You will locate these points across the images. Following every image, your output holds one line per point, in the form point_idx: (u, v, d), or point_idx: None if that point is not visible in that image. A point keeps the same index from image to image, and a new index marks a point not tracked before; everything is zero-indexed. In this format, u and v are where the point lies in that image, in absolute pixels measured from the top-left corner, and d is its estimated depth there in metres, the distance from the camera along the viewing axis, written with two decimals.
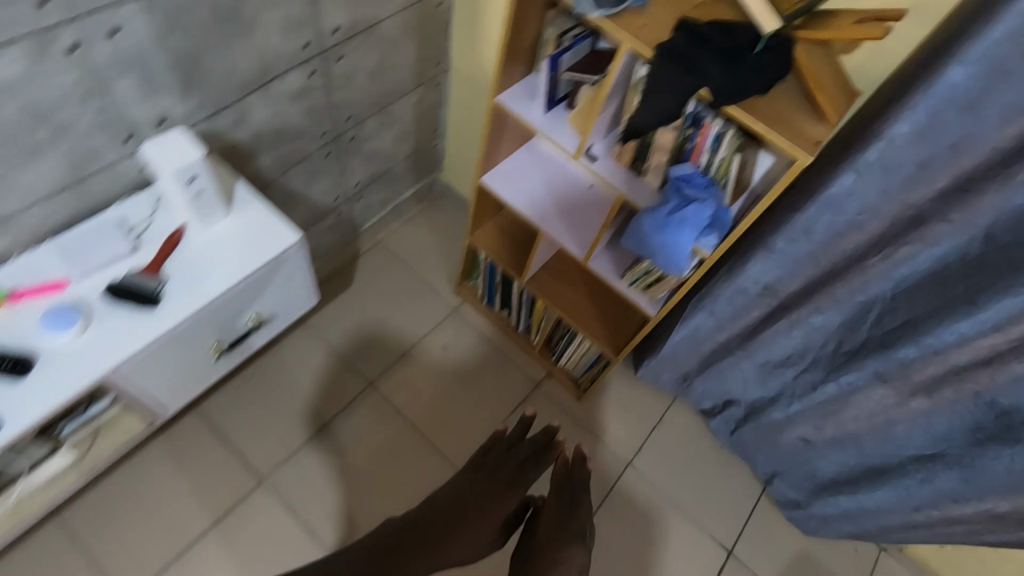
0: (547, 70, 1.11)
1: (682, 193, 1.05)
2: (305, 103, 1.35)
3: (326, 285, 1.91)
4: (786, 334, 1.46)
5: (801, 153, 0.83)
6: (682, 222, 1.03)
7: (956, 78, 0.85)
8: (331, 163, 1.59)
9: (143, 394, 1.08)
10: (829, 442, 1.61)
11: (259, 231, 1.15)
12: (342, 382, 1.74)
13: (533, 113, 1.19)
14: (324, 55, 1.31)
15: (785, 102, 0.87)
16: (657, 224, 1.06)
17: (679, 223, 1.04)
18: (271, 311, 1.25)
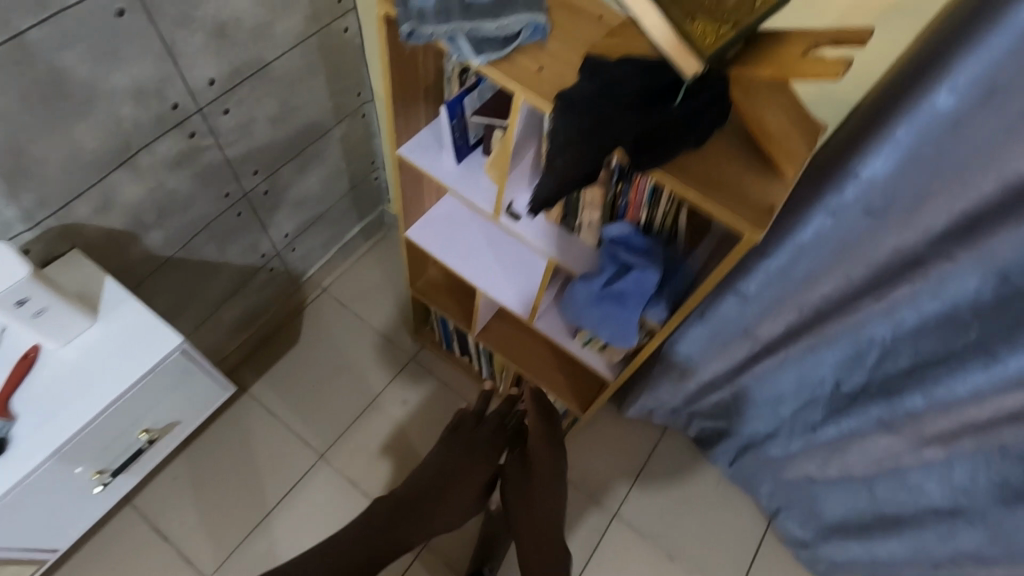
0: (447, 117, 0.91)
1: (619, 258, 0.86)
2: (191, 168, 1.17)
3: (271, 343, 1.74)
4: (777, 375, 1.26)
5: (746, 227, 0.64)
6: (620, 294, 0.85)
7: (944, 103, 0.65)
8: (245, 222, 1.40)
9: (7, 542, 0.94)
10: (836, 481, 1.43)
11: (129, 341, 0.97)
12: (291, 456, 1.60)
13: (444, 163, 0.99)
14: (203, 112, 1.12)
15: (727, 157, 0.68)
16: (591, 298, 0.87)
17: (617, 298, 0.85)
18: (169, 420, 1.08)
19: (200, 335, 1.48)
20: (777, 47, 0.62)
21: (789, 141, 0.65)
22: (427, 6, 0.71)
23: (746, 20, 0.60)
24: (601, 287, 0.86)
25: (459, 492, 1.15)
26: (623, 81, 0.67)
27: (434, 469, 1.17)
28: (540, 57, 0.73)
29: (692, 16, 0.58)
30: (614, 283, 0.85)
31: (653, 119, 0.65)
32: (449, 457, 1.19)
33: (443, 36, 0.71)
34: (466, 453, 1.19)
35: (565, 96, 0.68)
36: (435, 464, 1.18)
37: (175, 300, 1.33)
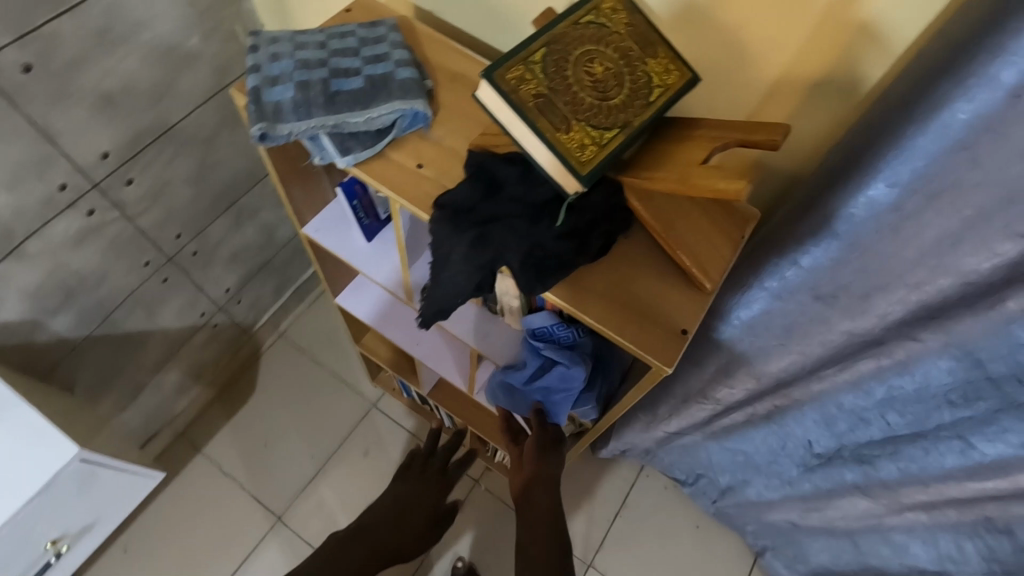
0: (347, 198, 0.82)
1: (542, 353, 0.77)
2: (97, 245, 1.09)
3: (225, 398, 1.65)
4: (749, 432, 1.15)
5: (653, 360, 0.54)
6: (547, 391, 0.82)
7: (879, 196, 0.56)
8: (175, 287, 1.31)
9: None
10: (820, 531, 1.25)
11: (14, 456, 0.88)
12: (245, 520, 1.52)
13: (354, 241, 0.89)
14: (101, 187, 1.03)
15: (635, 266, 0.58)
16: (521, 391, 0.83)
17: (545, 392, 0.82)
18: (82, 523, 1.02)
19: (138, 403, 1.40)
20: (677, 149, 0.53)
21: (704, 251, 0.56)
22: (283, 101, 0.61)
23: (638, 118, 0.51)
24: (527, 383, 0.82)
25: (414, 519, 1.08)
26: (507, 184, 0.57)
27: (388, 506, 1.10)
28: (421, 150, 0.64)
29: (572, 122, 0.48)
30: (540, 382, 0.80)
31: (542, 231, 0.55)
32: (406, 494, 1.12)
33: (302, 134, 0.62)
34: (422, 486, 1.13)
35: (442, 203, 0.58)
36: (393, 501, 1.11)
37: (99, 375, 1.26)
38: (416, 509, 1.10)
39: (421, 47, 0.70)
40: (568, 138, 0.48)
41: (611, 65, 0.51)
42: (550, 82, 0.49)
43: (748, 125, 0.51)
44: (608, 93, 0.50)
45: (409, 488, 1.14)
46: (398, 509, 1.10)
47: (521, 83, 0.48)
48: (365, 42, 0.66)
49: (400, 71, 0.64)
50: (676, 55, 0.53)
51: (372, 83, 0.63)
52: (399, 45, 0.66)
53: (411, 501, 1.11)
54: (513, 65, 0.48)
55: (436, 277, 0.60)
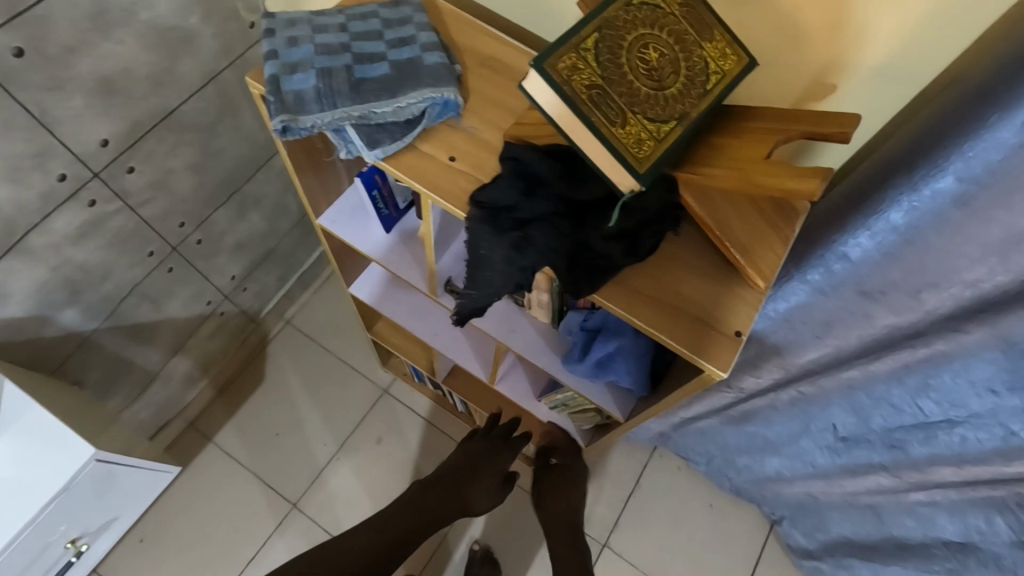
0: (366, 189, 0.77)
1: (588, 336, 0.76)
2: (100, 237, 1.04)
3: (234, 387, 1.63)
4: (770, 417, 1.13)
5: (706, 364, 0.52)
6: (605, 369, 0.75)
7: (946, 187, 0.53)
8: (181, 277, 1.27)
9: None
10: (840, 504, 1.24)
11: (31, 455, 0.87)
12: (261, 507, 1.52)
13: (373, 232, 0.85)
14: (103, 176, 0.98)
15: (685, 264, 0.55)
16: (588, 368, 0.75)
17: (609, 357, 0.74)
18: (100, 522, 1.01)
19: (147, 395, 1.38)
20: (737, 139, 0.50)
21: (758, 248, 0.52)
22: (305, 90, 0.57)
23: (695, 109, 0.47)
24: (585, 367, 0.75)
25: (485, 482, 1.07)
26: (546, 180, 0.53)
27: (461, 461, 1.08)
28: (452, 142, 0.60)
29: (628, 114, 0.45)
30: (593, 363, 0.75)
31: (589, 231, 0.52)
32: (476, 459, 1.09)
33: (327, 126, 0.58)
34: (489, 454, 1.10)
35: (481, 201, 0.55)
36: (458, 462, 1.07)
37: (107, 370, 1.23)
38: (486, 472, 1.08)
39: (448, 29, 0.65)
40: (625, 133, 0.45)
41: (666, 50, 0.47)
42: (604, 72, 0.45)
43: (813, 116, 0.49)
44: (664, 82, 0.46)
45: (474, 453, 1.09)
46: (469, 467, 1.07)
47: (573, 73, 0.44)
48: (388, 23, 0.62)
49: (428, 55, 0.60)
50: (733, 38, 0.49)
51: (399, 69, 0.59)
52: (425, 26, 0.62)
53: (485, 462, 1.09)
54: (565, 52, 0.44)
55: (475, 277, 0.57)
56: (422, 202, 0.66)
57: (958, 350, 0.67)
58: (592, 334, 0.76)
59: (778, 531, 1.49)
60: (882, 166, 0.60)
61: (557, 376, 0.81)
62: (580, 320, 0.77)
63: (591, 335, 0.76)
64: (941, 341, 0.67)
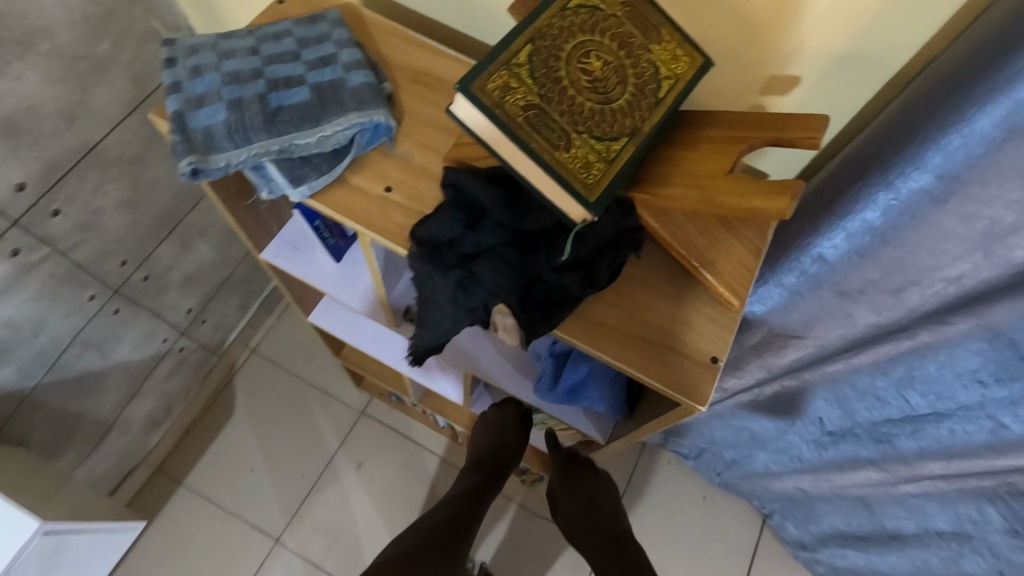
0: (306, 222, 0.71)
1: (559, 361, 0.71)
2: (28, 288, 0.96)
3: (202, 423, 1.56)
4: (756, 411, 1.10)
5: (684, 400, 0.48)
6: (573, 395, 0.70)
7: (919, 185, 0.50)
8: (128, 319, 1.19)
9: None
10: (830, 496, 1.23)
11: None
12: (241, 547, 1.45)
13: (320, 264, 0.79)
14: (22, 224, 0.90)
15: (652, 290, 0.50)
16: (560, 396, 0.71)
17: (582, 384, 0.70)
18: None
19: (105, 446, 1.30)
20: (699, 151, 0.45)
21: (728, 266, 0.48)
22: (214, 126, 0.51)
23: (648, 121, 0.42)
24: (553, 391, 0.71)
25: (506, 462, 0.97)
26: (491, 209, 0.48)
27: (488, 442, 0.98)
28: (386, 170, 0.54)
29: (571, 134, 0.40)
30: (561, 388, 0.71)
31: (541, 262, 0.46)
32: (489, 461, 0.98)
33: (243, 164, 0.51)
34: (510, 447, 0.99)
35: (422, 237, 0.50)
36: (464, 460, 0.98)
37: (58, 426, 1.15)
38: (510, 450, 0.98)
39: (376, 40, 0.59)
40: (569, 156, 0.39)
41: (609, 57, 0.42)
42: (541, 89, 0.39)
43: (777, 121, 0.44)
44: (610, 94, 0.41)
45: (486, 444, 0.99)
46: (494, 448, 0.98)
47: (506, 92, 0.39)
48: (305, 42, 0.55)
49: (352, 75, 0.54)
50: (684, 38, 0.44)
51: (320, 94, 0.53)
52: (346, 42, 0.56)
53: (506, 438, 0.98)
54: (495, 71, 0.39)
55: (425, 318, 0.52)
56: (361, 238, 0.60)
57: (942, 342, 0.64)
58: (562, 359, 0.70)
59: (771, 524, 1.48)
60: (852, 156, 0.56)
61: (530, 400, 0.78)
62: (549, 344, 0.71)
63: (561, 359, 0.71)
64: (925, 334, 0.64)
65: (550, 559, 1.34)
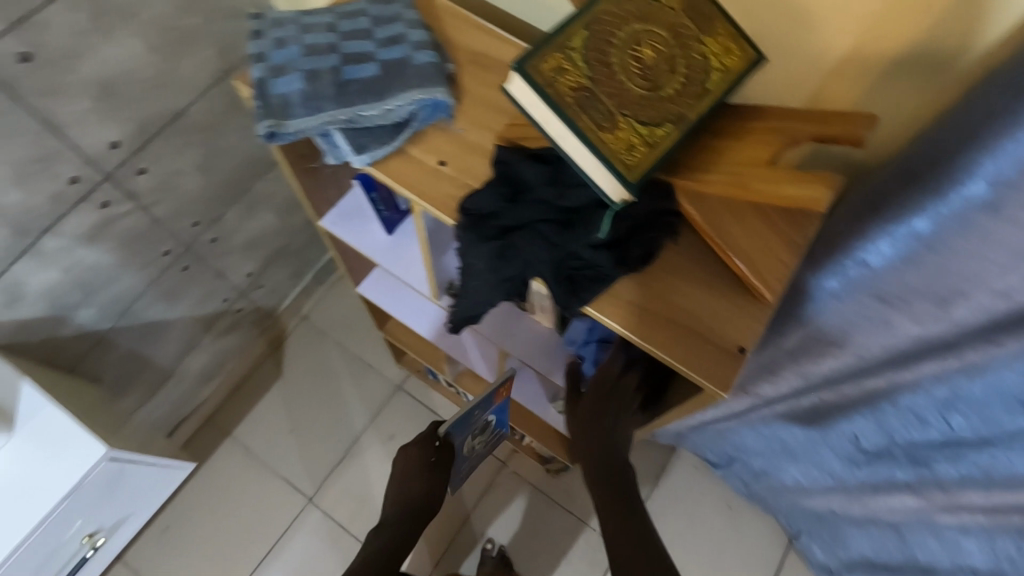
0: (364, 191, 0.76)
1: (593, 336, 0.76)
2: (112, 239, 1.05)
3: (251, 382, 1.65)
4: (789, 421, 1.09)
5: (705, 383, 0.49)
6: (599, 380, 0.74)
7: (972, 195, 0.50)
8: (195, 275, 1.28)
9: None
10: (861, 521, 1.18)
11: (44, 456, 0.88)
12: (276, 502, 1.54)
13: (372, 234, 0.84)
14: (113, 177, 0.99)
15: (682, 277, 0.51)
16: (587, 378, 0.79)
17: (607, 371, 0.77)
18: (114, 518, 1.01)
19: (165, 392, 1.41)
20: (744, 139, 0.47)
21: (761, 258, 0.49)
22: (291, 93, 0.55)
23: (694, 110, 0.44)
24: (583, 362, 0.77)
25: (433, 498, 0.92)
26: (534, 187, 0.51)
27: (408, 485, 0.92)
28: (441, 145, 0.57)
29: (618, 117, 0.42)
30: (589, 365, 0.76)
31: (575, 240, 0.48)
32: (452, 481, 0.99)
33: (313, 131, 0.56)
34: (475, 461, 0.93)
35: (468, 207, 0.52)
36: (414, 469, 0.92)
37: (126, 368, 1.25)
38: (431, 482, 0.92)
39: (442, 23, 0.62)
40: (613, 138, 0.41)
41: (662, 46, 0.44)
42: (591, 72, 0.42)
43: (823, 117, 0.45)
44: (659, 81, 0.43)
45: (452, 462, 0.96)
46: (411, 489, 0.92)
47: (559, 74, 0.41)
48: (378, 21, 0.59)
49: (418, 54, 0.57)
50: (738, 33, 0.45)
51: (387, 70, 0.57)
52: (415, 24, 0.59)
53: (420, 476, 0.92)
54: (549, 53, 0.41)
55: (466, 285, 0.56)
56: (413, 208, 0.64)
57: (990, 363, 0.60)
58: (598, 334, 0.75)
59: (796, 544, 1.44)
60: (904, 164, 0.56)
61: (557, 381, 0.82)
62: (587, 330, 0.75)
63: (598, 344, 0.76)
64: (973, 353, 0.60)
65: (568, 548, 1.36)
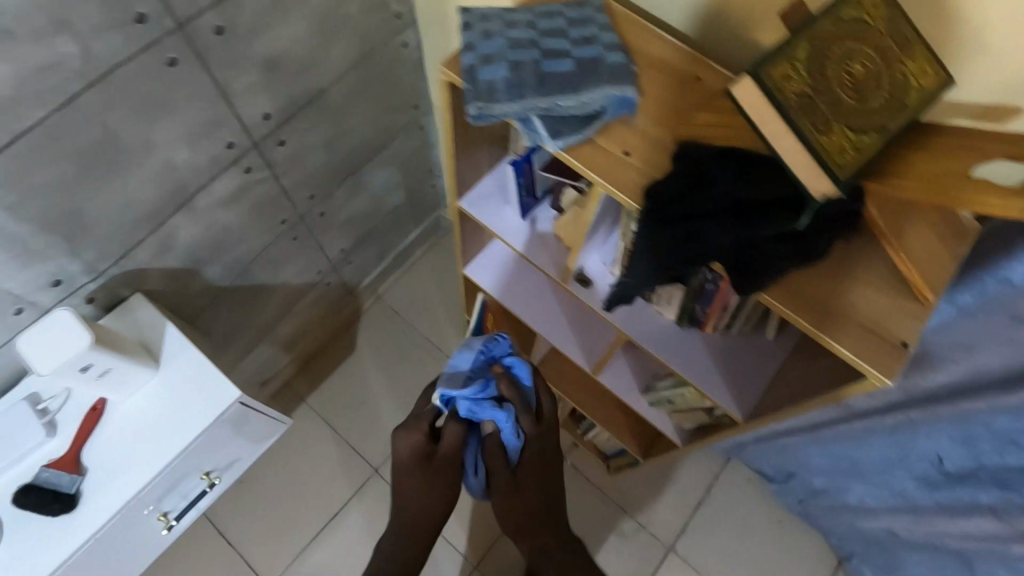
0: (515, 176, 0.83)
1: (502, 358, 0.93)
2: (246, 203, 1.13)
3: (327, 352, 1.73)
4: (864, 439, 1.12)
5: (870, 369, 0.53)
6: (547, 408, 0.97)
7: None
8: (301, 245, 1.36)
9: None
10: (923, 546, 1.20)
11: (184, 396, 0.96)
12: (343, 470, 1.60)
13: (509, 219, 0.91)
14: (259, 147, 1.07)
15: (847, 275, 0.56)
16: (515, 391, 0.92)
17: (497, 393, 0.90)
18: (229, 459, 1.09)
19: (254, 354, 1.48)
20: (933, 156, 0.50)
21: (929, 263, 0.54)
22: (497, 80, 0.62)
23: (894, 121, 0.49)
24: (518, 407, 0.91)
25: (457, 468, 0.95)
26: (719, 180, 0.54)
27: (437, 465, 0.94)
28: (625, 137, 0.63)
29: (833, 123, 0.47)
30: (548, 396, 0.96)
31: (758, 232, 0.52)
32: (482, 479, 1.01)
33: (514, 115, 0.62)
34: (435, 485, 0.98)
35: (656, 192, 0.58)
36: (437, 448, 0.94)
37: (232, 326, 1.33)
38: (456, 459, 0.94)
39: (623, 28, 0.68)
40: (828, 141, 0.47)
41: (870, 64, 0.49)
42: (813, 82, 0.47)
43: (1017, 139, 0.49)
44: (867, 94, 0.49)
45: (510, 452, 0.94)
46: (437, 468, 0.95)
47: (785, 81, 0.47)
48: (573, 22, 0.66)
49: (610, 55, 0.64)
50: (935, 57, 0.50)
51: (582, 67, 0.63)
52: (605, 27, 0.66)
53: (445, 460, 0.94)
54: (778, 62, 0.47)
55: (635, 259, 0.62)
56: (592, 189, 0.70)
57: None
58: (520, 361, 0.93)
59: (847, 565, 1.46)
60: None
61: (677, 368, 0.83)
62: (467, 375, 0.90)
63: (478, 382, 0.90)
64: None
65: None
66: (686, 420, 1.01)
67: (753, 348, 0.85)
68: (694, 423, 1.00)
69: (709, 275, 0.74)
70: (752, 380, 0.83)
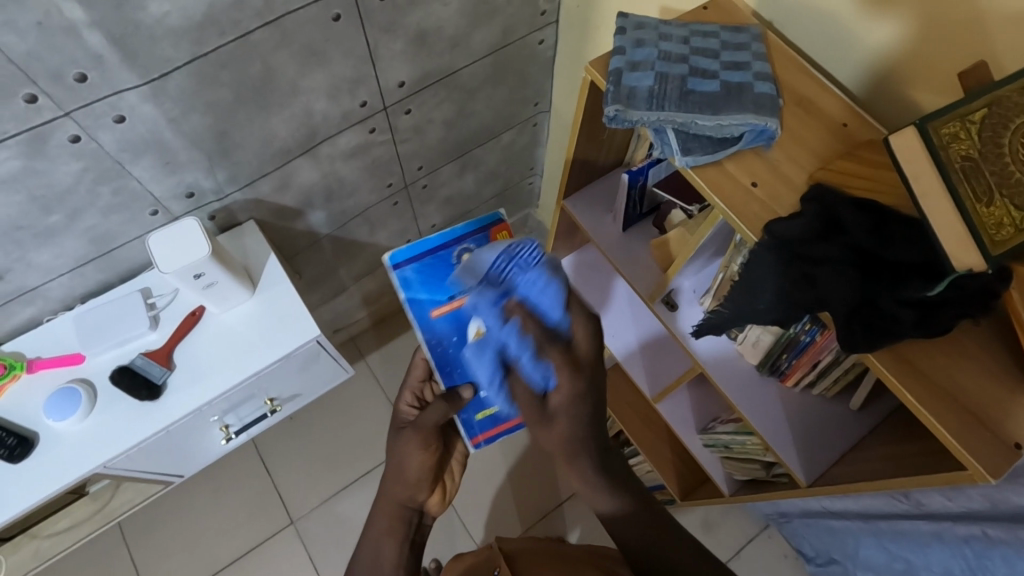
0: (626, 187, 0.83)
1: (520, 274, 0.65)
2: (364, 160, 1.19)
3: (397, 318, 1.78)
4: (930, 545, 1.03)
5: (974, 462, 0.50)
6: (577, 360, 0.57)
7: None
8: (400, 212, 1.42)
9: (131, 471, 1.02)
10: None
11: (271, 324, 1.03)
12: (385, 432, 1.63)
13: (609, 228, 0.92)
14: (387, 111, 1.12)
15: (966, 360, 0.53)
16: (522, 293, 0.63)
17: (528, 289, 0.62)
18: (293, 392, 1.16)
19: (333, 303, 1.55)
20: None
21: None
22: (639, 88, 0.63)
23: None
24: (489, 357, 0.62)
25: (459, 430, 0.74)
26: (852, 232, 0.53)
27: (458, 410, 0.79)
28: (757, 168, 0.62)
29: (995, 195, 0.46)
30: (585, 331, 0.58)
31: (881, 291, 0.50)
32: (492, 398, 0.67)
33: (649, 124, 0.63)
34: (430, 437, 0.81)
35: (774, 229, 0.57)
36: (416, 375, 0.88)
37: (321, 271, 1.41)
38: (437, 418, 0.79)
39: (774, 65, 0.67)
40: (986, 212, 0.45)
41: None
42: (982, 147, 0.46)
43: None
44: None
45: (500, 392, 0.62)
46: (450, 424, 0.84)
47: (953, 141, 0.45)
48: (727, 46, 0.66)
49: (758, 84, 0.63)
50: None
51: (727, 91, 0.62)
52: (759, 57, 0.65)
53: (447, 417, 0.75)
54: (950, 120, 0.46)
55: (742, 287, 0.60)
56: (710, 214, 0.69)
57: None
58: (515, 295, 0.64)
59: None
60: None
61: (748, 414, 0.80)
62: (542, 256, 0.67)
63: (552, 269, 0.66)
64: None
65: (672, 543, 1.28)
66: (741, 473, 0.97)
67: (833, 414, 0.81)
68: (748, 476, 0.97)
69: (807, 327, 0.71)
70: (826, 446, 0.79)
